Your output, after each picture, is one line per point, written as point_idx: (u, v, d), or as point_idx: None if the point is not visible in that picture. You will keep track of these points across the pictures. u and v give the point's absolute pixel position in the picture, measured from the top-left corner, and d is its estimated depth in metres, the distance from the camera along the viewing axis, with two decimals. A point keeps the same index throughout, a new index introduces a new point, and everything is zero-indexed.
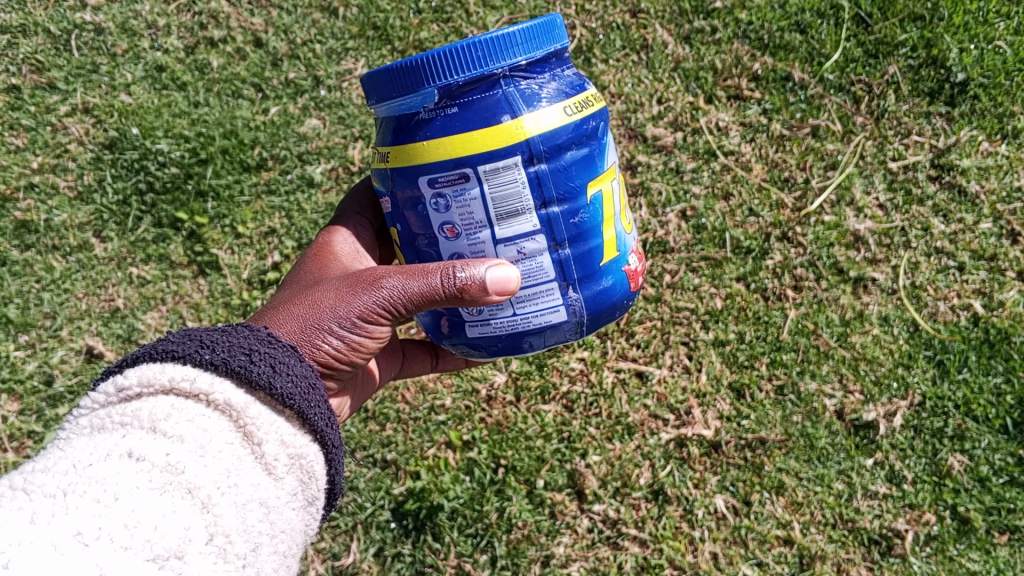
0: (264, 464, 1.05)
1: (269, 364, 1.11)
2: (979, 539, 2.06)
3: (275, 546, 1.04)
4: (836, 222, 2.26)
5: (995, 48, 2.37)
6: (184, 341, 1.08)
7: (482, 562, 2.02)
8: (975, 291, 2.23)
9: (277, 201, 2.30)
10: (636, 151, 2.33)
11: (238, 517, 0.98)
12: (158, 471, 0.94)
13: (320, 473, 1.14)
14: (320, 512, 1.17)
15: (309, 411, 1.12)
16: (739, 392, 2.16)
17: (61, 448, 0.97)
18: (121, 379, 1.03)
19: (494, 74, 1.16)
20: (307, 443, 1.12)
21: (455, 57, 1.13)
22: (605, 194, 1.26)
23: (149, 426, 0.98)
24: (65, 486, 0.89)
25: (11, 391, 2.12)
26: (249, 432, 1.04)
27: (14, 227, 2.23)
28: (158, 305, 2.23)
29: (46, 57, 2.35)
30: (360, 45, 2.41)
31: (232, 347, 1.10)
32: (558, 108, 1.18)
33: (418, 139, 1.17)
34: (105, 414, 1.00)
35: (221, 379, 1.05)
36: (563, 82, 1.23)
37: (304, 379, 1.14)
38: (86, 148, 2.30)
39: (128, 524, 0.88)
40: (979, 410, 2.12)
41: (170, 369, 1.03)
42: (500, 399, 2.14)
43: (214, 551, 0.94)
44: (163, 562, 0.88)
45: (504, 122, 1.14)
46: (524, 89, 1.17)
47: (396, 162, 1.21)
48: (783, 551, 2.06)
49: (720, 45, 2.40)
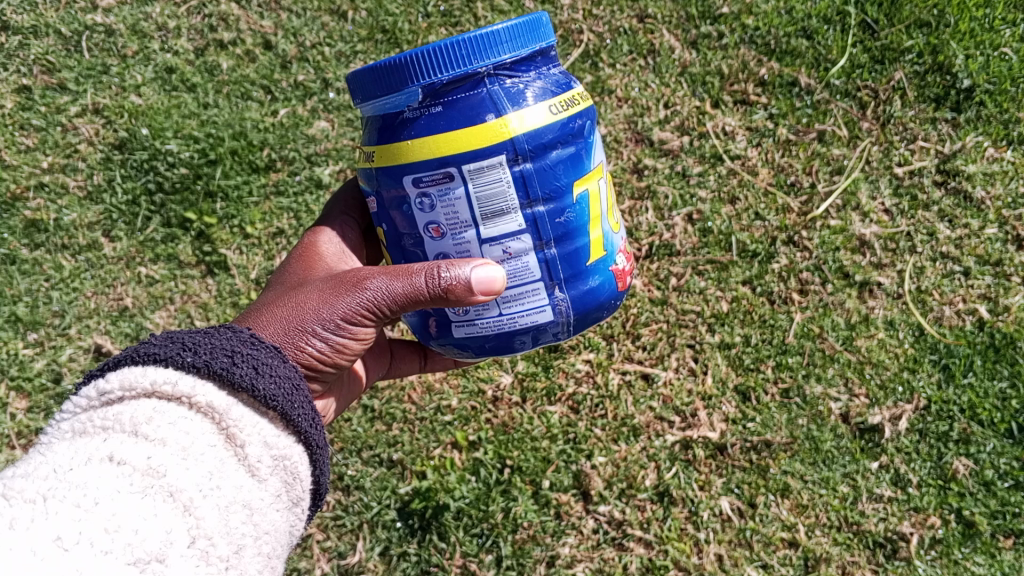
0: (247, 465, 1.05)
1: (252, 366, 1.12)
2: (984, 543, 2.06)
3: (259, 547, 1.05)
4: (842, 226, 2.28)
5: (1001, 54, 2.38)
6: (167, 344, 1.09)
7: (487, 561, 2.03)
8: (981, 296, 2.24)
9: (286, 202, 2.31)
10: (643, 154, 2.34)
11: (221, 519, 0.99)
12: (140, 475, 0.95)
13: (305, 474, 1.15)
14: (306, 513, 1.18)
15: (293, 412, 1.13)
16: (745, 395, 2.16)
17: (43, 452, 0.97)
18: (103, 383, 1.03)
19: (478, 73, 1.17)
20: (292, 445, 1.13)
21: (439, 55, 1.14)
22: (592, 192, 1.27)
23: (131, 429, 0.99)
24: (45, 491, 0.90)
25: (21, 388, 2.14)
26: (232, 434, 1.05)
27: (24, 226, 2.24)
28: (167, 304, 2.24)
29: (57, 58, 2.37)
30: (369, 48, 2.44)
31: (214, 350, 1.10)
32: (543, 106, 1.20)
33: (402, 138, 1.18)
34: (87, 418, 1.01)
35: (203, 382, 1.06)
36: (549, 81, 1.24)
37: (286, 380, 1.15)
38: (97, 148, 2.32)
39: (108, 528, 0.89)
40: (984, 414, 2.13)
41: (151, 372, 1.04)
42: (506, 400, 2.15)
43: (197, 554, 0.94)
44: (145, 565, 0.89)
45: (488, 120, 1.15)
46: (509, 88, 1.18)
47: (381, 161, 1.22)
48: (788, 553, 2.06)
49: (726, 51, 2.42)
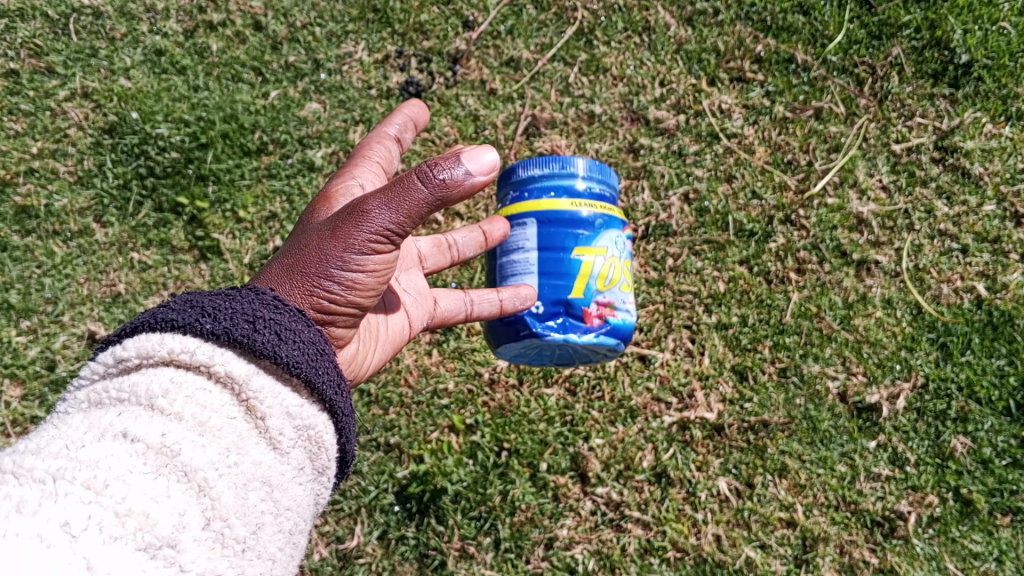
0: (268, 438, 1.04)
1: (274, 332, 1.10)
2: (982, 521, 2.06)
3: (280, 525, 1.04)
4: (839, 204, 2.26)
5: (1000, 29, 2.36)
6: (185, 309, 1.06)
7: (485, 544, 2.03)
8: (979, 273, 2.23)
9: (278, 185, 2.28)
10: (638, 134, 2.32)
11: (237, 498, 0.98)
12: (153, 453, 0.93)
13: (330, 444, 1.13)
14: (331, 482, 1.17)
15: (317, 380, 1.11)
16: (742, 374, 2.16)
17: (57, 426, 0.96)
18: (120, 350, 1.02)
19: (567, 185, 1.63)
20: (315, 414, 1.11)
21: (542, 163, 1.64)
22: (621, 285, 1.65)
23: (147, 403, 0.97)
24: (54, 471, 0.87)
25: (14, 376, 2.09)
26: (252, 406, 1.04)
27: (14, 212, 2.21)
28: (160, 289, 2.22)
29: (45, 41, 2.33)
30: (359, 28, 2.40)
31: (235, 315, 1.08)
32: (604, 235, 1.64)
33: (513, 225, 1.65)
34: (103, 389, 1.00)
35: (222, 351, 1.04)
36: (605, 194, 1.68)
37: (311, 346, 1.13)
38: (86, 133, 2.29)
39: (120, 512, 0.86)
40: (982, 392, 2.12)
41: (169, 340, 1.02)
42: (503, 382, 2.14)
43: (211, 536, 0.93)
44: (156, 551, 0.87)
45: (562, 202, 1.62)
46: (585, 189, 1.64)
47: (495, 238, 1.66)
48: (786, 533, 2.06)
49: (722, 27, 2.39)
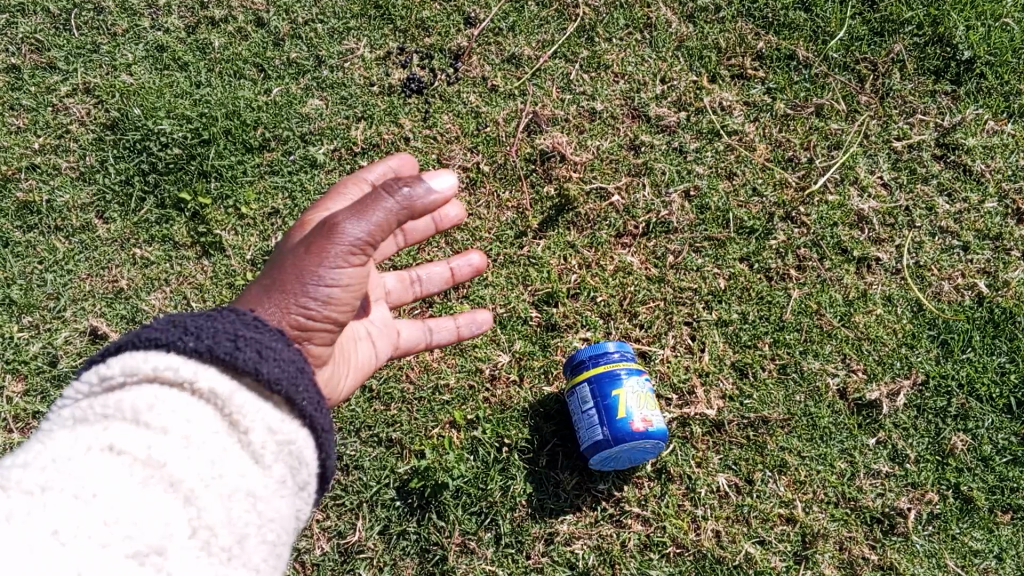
0: (252, 452, 1.05)
1: (256, 349, 1.10)
2: (982, 518, 2.06)
3: (264, 536, 1.02)
4: (840, 201, 2.26)
5: (1003, 25, 2.40)
6: (167, 327, 1.07)
7: (486, 539, 2.04)
8: (981, 271, 2.23)
9: (280, 181, 2.28)
10: (639, 131, 2.32)
11: (223, 509, 0.98)
12: (140, 465, 0.94)
13: (312, 458, 1.12)
14: (314, 497, 1.15)
15: (298, 397, 1.11)
16: (742, 371, 2.16)
17: (43, 440, 0.97)
18: (104, 368, 1.03)
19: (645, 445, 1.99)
20: (297, 429, 1.10)
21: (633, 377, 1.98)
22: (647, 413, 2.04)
23: (133, 417, 0.99)
24: (43, 482, 0.90)
25: (16, 370, 2.11)
26: (235, 420, 1.04)
27: (16, 207, 2.23)
28: (162, 285, 2.19)
29: (45, 37, 2.37)
30: (362, 24, 2.41)
31: (218, 333, 1.08)
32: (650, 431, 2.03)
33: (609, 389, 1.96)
34: (88, 405, 1.00)
35: (205, 367, 1.05)
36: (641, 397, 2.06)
37: (291, 363, 1.13)
38: (88, 129, 2.29)
39: (108, 521, 0.89)
40: (983, 390, 2.13)
41: (153, 357, 1.03)
42: (504, 378, 2.14)
43: (197, 545, 0.94)
44: (144, 558, 0.89)
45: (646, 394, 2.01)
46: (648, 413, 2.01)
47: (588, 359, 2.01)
48: (786, 529, 2.07)
49: (723, 24, 2.41)
